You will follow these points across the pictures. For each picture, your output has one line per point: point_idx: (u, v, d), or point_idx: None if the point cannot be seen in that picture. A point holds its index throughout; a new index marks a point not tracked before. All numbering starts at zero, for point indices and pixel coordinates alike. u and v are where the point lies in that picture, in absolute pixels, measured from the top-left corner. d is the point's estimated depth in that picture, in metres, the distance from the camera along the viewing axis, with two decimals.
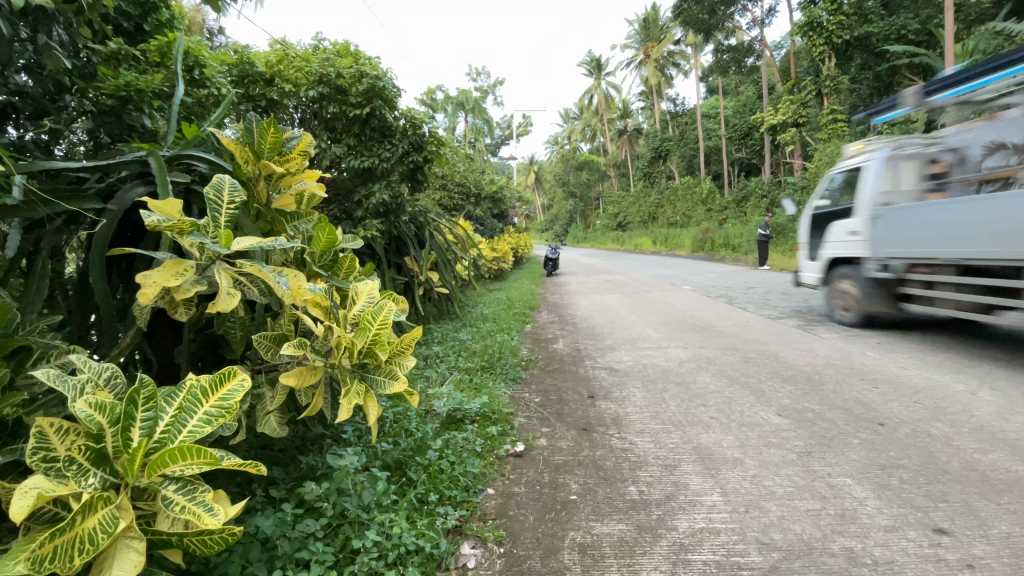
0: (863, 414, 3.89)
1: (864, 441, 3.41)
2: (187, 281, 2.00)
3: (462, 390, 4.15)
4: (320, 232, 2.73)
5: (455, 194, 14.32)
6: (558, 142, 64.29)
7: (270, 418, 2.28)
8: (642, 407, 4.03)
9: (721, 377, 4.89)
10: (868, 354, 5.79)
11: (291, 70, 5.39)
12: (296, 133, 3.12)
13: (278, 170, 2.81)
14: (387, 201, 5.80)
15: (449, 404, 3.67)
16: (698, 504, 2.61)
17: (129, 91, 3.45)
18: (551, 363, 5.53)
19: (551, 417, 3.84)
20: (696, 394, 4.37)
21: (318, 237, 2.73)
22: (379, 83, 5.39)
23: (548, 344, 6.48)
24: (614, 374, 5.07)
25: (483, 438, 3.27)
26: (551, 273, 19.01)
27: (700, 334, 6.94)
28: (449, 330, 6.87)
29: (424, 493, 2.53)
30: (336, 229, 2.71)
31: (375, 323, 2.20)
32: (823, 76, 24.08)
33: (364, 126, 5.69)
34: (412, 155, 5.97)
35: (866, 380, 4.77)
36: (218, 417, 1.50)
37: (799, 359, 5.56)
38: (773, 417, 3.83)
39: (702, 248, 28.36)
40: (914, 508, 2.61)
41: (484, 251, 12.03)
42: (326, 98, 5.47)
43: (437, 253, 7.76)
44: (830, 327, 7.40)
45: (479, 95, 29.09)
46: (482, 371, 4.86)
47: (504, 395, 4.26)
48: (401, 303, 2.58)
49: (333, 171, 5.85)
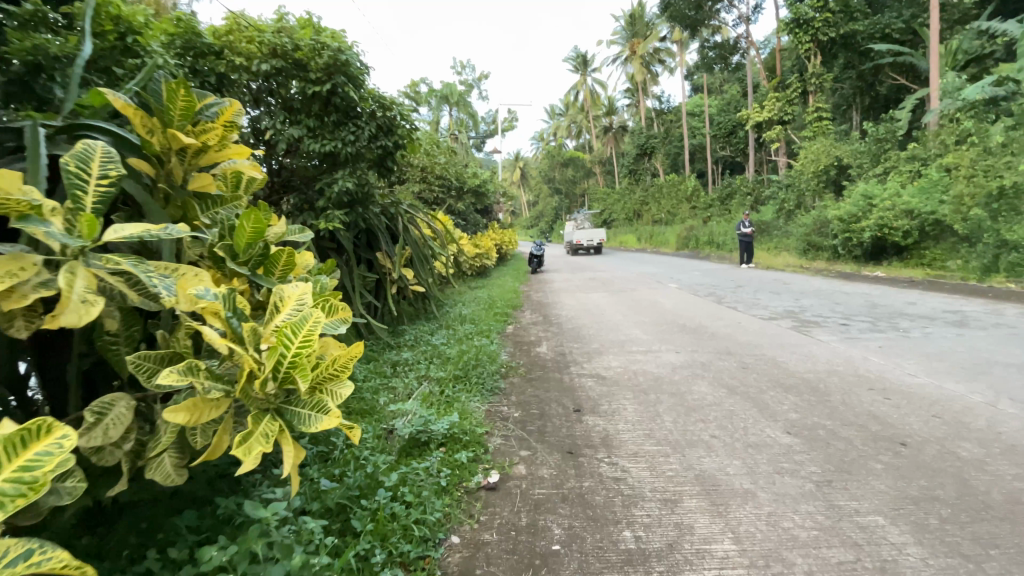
0: (881, 432, 3.48)
1: (886, 467, 2.99)
2: (22, 282, 1.51)
3: (430, 406, 3.62)
4: (245, 221, 2.21)
5: (435, 187, 13.85)
6: (542, 139, 64.14)
7: (163, 461, 1.82)
8: (634, 424, 3.55)
9: (718, 386, 4.44)
10: (872, 360, 5.40)
11: (242, 41, 4.77)
12: (218, 99, 2.58)
13: (192, 142, 2.30)
14: (353, 190, 5.20)
15: (412, 425, 3.14)
16: (708, 556, 2.14)
17: (38, 56, 2.74)
18: (532, 370, 5.02)
19: (531, 437, 3.35)
20: (694, 407, 3.91)
21: (242, 228, 2.22)
22: (342, 56, 4.85)
23: (530, 347, 5.99)
24: (602, 383, 4.57)
25: (450, 467, 2.77)
26: (535, 270, 18.56)
27: (692, 336, 6.49)
28: (423, 334, 6.35)
29: (368, 550, 2.02)
30: (263, 216, 2.22)
31: (295, 340, 1.68)
32: (809, 74, 24.28)
33: (319, 101, 5.08)
34: (381, 140, 5.41)
35: (875, 390, 4.38)
36: (16, 498, 1.07)
37: (801, 365, 5.13)
38: (781, 436, 3.40)
39: (687, 246, 28.67)
40: (963, 556, 2.18)
41: (467, 248, 11.43)
42: (285, 74, 4.92)
43: (412, 248, 7.20)
44: (826, 329, 7.04)
45: (465, 89, 28.69)
46: (455, 381, 4.32)
47: (478, 409, 3.75)
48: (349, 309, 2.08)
49: (291, 155, 5.31)
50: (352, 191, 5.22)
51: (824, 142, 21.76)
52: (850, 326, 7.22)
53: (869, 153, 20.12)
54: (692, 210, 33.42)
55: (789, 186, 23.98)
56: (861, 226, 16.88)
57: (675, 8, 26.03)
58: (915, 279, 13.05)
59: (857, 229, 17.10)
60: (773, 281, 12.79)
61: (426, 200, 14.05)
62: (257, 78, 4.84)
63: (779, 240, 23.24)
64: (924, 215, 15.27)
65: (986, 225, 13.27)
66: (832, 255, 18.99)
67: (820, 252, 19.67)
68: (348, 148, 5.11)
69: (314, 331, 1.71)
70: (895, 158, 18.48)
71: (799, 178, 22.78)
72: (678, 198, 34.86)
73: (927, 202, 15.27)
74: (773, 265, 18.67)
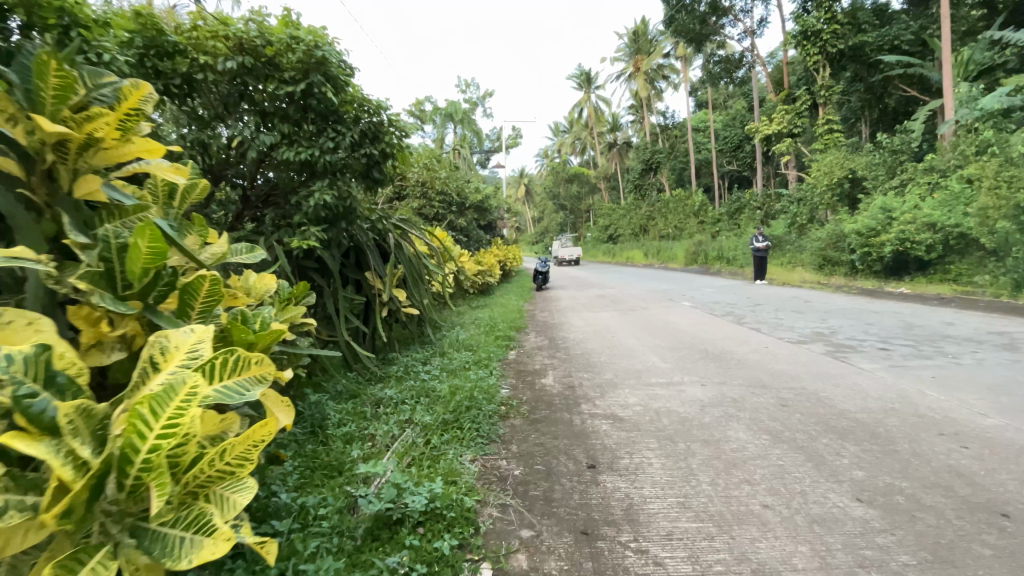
0: (974, 499, 2.81)
1: (999, 555, 2.30)
2: None
3: (411, 466, 2.94)
4: (140, 240, 1.63)
5: (436, 202, 13.34)
6: (545, 156, 64.15)
7: None
8: (664, 489, 2.86)
9: (758, 431, 3.75)
10: (929, 393, 4.70)
11: (208, 36, 4.21)
12: (116, 81, 2.00)
13: (69, 135, 1.72)
14: (332, 205, 4.53)
15: (385, 497, 2.48)
16: None
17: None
18: (537, 409, 4.33)
19: (534, 509, 2.66)
20: (735, 461, 3.23)
21: (137, 253, 1.65)
22: (318, 52, 4.24)
23: (534, 379, 5.30)
24: (620, 426, 3.88)
25: (428, 564, 2.11)
26: (540, 288, 17.91)
27: (716, 364, 5.79)
28: (415, 363, 5.69)
29: None
30: (162, 237, 1.67)
31: (152, 427, 1.11)
32: (817, 86, 23.81)
33: (292, 102, 4.49)
34: (366, 147, 4.78)
35: (947, 435, 3.69)
36: None
37: (849, 401, 4.44)
38: (851, 506, 2.71)
39: (695, 261, 28.01)
40: None
41: (468, 266, 10.80)
42: (254, 73, 4.34)
43: (405, 267, 6.56)
44: (864, 355, 6.34)
45: (468, 107, 28.47)
46: (446, 427, 3.62)
47: (469, 467, 3.08)
48: (264, 367, 1.53)
49: (266, 165, 4.78)
50: (332, 205, 4.53)
51: (836, 154, 21.14)
52: (891, 351, 6.48)
53: (883, 165, 19.43)
54: (699, 224, 32.87)
55: (801, 200, 23.43)
56: (881, 239, 16.11)
57: (679, 22, 25.77)
58: (944, 295, 12.31)
59: (876, 243, 16.36)
60: (793, 298, 12.08)
61: (426, 216, 13.50)
62: (224, 79, 4.30)
63: (792, 254, 22.49)
64: (947, 228, 14.52)
65: (1014, 238, 12.52)
66: (849, 271, 18.22)
67: (837, 267, 18.92)
68: (327, 156, 4.47)
69: (184, 412, 1.15)
70: (911, 170, 17.82)
71: (811, 192, 22.20)
72: (685, 214, 34.27)
73: (949, 214, 14.55)
74: (788, 281, 17.93)
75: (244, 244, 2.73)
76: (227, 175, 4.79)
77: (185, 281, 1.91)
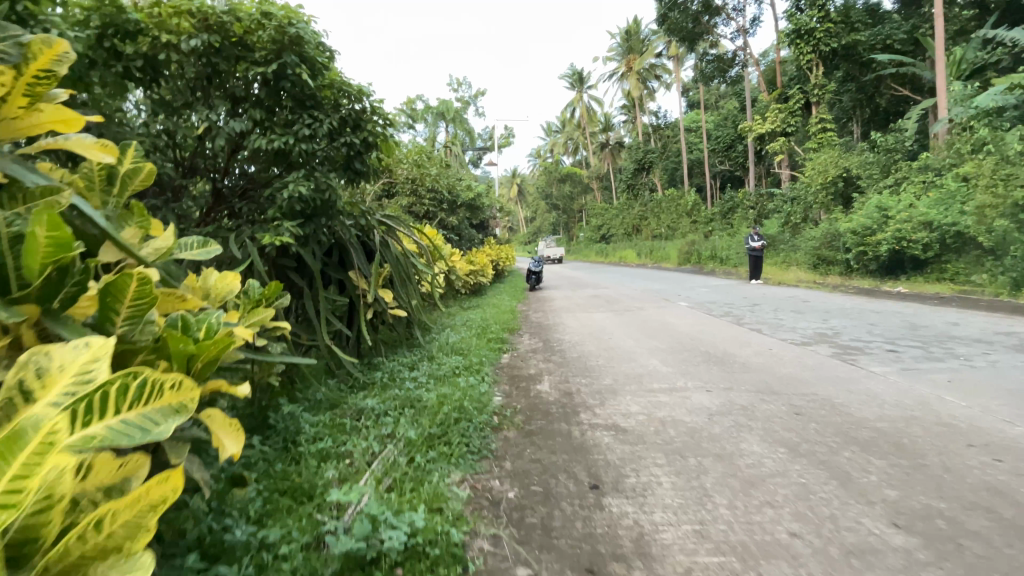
0: (1023, 523, 2.51)
1: None
2: None
3: (389, 493, 2.60)
4: (36, 235, 1.35)
5: (427, 200, 12.97)
6: (538, 156, 63.81)
7: None
8: (678, 515, 2.54)
9: (775, 444, 3.44)
10: (948, 399, 4.42)
11: (170, 12, 3.81)
12: (19, 34, 1.64)
13: None
14: (310, 197, 4.16)
15: (357, 535, 2.13)
16: None
17: None
18: (532, 419, 3.99)
19: (529, 543, 2.33)
20: (753, 480, 2.92)
21: (31, 249, 1.36)
22: (291, 29, 3.86)
23: (529, 385, 4.96)
24: (623, 439, 3.55)
25: None
26: (533, 288, 17.61)
27: (721, 368, 5.49)
28: (401, 369, 5.33)
29: None
30: (64, 230, 1.36)
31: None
32: (811, 85, 23.69)
33: (263, 86, 4.13)
34: (345, 136, 4.40)
35: (977, 447, 3.41)
36: None
37: (867, 408, 4.15)
38: (889, 533, 2.41)
39: (688, 260, 27.82)
40: None
41: (459, 265, 10.45)
42: (220, 53, 3.97)
43: (392, 266, 6.20)
44: (873, 357, 6.07)
45: (460, 105, 28.05)
46: (432, 442, 3.27)
47: (456, 490, 2.74)
48: (183, 395, 1.22)
49: (237, 155, 4.42)
50: (309, 198, 4.17)
51: (830, 153, 21.00)
52: (900, 353, 6.21)
53: (878, 164, 19.30)
54: (692, 224, 32.78)
55: (794, 199, 23.32)
56: (878, 239, 15.94)
57: (672, 20, 25.56)
58: (943, 294, 12.13)
59: (872, 242, 16.20)
60: (791, 298, 11.83)
61: (416, 215, 13.13)
62: (190, 61, 3.92)
63: (786, 253, 22.31)
64: (944, 227, 14.33)
65: (1012, 236, 12.36)
66: (845, 270, 18.08)
67: (832, 266, 18.79)
68: (304, 144, 4.11)
69: (31, 473, 0.84)
70: (905, 169, 17.71)
71: (805, 191, 22.06)
72: (678, 213, 34.11)
73: (946, 212, 14.39)
74: (784, 280, 17.73)
75: (194, 238, 2.40)
76: (200, 169, 4.45)
77: (105, 281, 1.58)
